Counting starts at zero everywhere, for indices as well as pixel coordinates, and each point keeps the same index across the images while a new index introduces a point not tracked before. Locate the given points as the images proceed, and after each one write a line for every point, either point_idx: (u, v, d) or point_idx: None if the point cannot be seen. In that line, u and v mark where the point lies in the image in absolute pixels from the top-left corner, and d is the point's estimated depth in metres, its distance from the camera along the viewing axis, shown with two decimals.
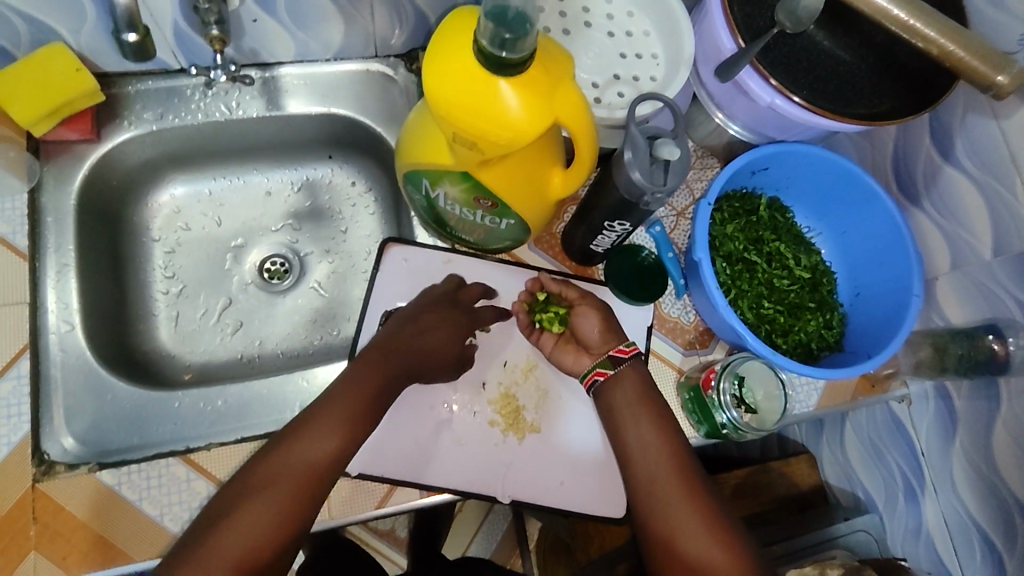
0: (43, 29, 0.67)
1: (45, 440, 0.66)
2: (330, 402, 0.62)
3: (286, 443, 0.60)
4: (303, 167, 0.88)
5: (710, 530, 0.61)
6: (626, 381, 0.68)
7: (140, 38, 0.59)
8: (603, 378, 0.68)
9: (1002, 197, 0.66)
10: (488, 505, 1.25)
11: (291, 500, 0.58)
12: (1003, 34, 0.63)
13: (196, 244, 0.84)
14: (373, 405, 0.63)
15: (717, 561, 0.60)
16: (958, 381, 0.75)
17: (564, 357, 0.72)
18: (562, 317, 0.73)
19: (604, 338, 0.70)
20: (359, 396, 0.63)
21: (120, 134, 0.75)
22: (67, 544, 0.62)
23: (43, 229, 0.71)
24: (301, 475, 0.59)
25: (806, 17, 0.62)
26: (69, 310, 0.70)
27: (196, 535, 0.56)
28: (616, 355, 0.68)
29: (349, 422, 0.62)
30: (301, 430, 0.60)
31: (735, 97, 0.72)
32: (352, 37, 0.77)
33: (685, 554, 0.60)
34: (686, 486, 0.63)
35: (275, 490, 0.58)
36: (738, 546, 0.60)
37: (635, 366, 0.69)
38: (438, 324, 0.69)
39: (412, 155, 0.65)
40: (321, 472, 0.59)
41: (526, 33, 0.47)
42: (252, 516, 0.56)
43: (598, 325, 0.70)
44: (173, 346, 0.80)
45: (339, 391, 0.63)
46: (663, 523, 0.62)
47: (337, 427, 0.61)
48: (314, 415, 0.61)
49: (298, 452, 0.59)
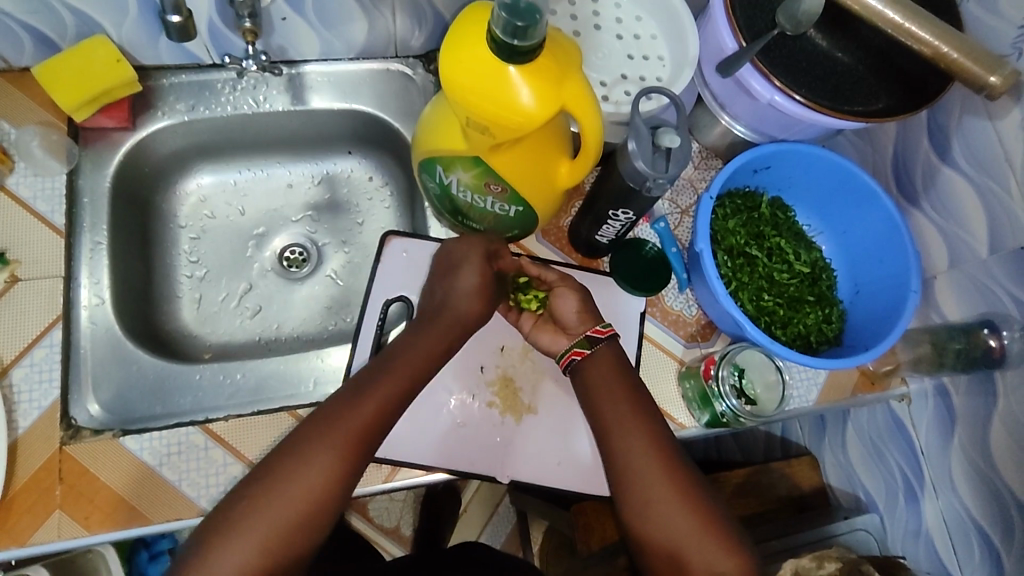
0: (89, 21, 0.71)
1: (73, 406, 0.69)
2: (380, 372, 0.65)
3: (342, 402, 0.63)
4: (323, 161, 0.92)
5: (683, 504, 0.63)
6: (601, 361, 0.71)
7: (181, 20, 0.69)
8: (580, 358, 0.71)
9: (997, 196, 0.68)
10: (494, 503, 1.29)
11: (333, 473, 0.60)
12: (996, 38, 0.66)
13: (220, 233, 0.88)
14: (411, 386, 0.66)
15: (686, 532, 0.62)
16: (956, 377, 0.76)
17: (541, 337, 0.75)
18: (541, 299, 0.74)
19: (582, 319, 0.72)
20: (410, 374, 0.66)
21: (154, 123, 0.80)
22: (89, 506, 0.65)
23: (80, 209, 0.75)
24: (349, 438, 0.61)
25: (805, 20, 0.66)
26: (100, 285, 0.74)
27: (243, 495, 0.58)
28: (593, 335, 0.71)
29: (396, 393, 0.65)
30: (344, 402, 0.63)
31: (736, 96, 0.75)
32: (375, 37, 0.81)
33: (655, 526, 0.63)
34: (659, 462, 0.65)
35: (320, 459, 0.60)
36: (709, 518, 0.62)
37: (611, 347, 0.71)
38: (473, 281, 0.71)
39: (428, 143, 0.68)
40: (370, 440, 0.62)
41: (537, 22, 0.50)
42: (304, 476, 0.59)
43: (577, 307, 0.73)
44: (194, 326, 0.84)
45: (381, 365, 0.66)
46: (639, 500, 0.64)
47: (386, 396, 0.64)
48: (371, 377, 0.65)
49: (350, 418, 0.62)
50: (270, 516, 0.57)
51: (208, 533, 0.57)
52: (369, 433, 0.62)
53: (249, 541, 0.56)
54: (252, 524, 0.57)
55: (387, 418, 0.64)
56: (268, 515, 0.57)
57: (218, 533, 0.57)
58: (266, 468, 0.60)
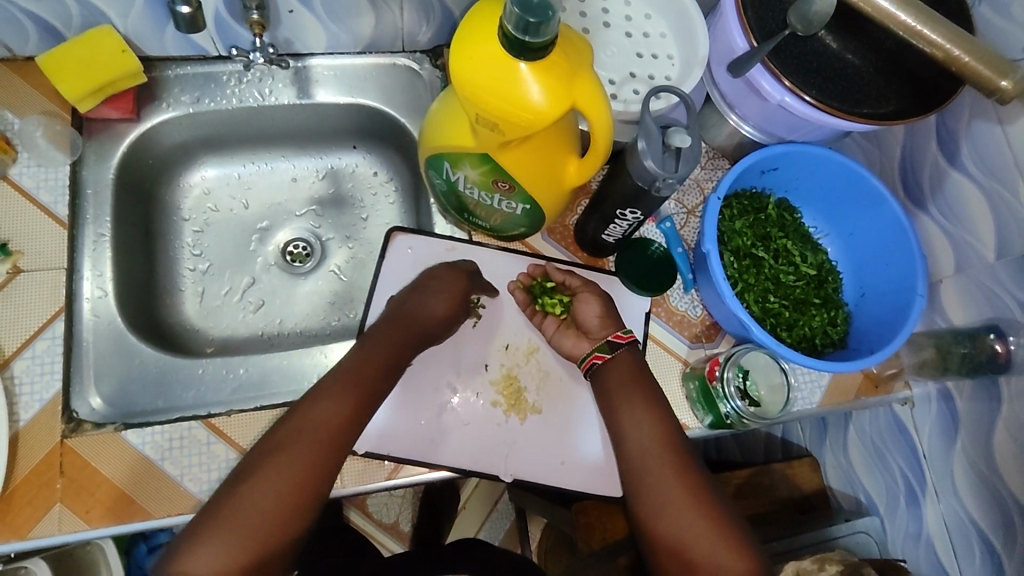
0: (95, 11, 0.71)
1: (74, 399, 0.69)
2: (334, 388, 0.64)
3: (300, 412, 0.63)
4: (328, 156, 0.91)
5: (694, 507, 0.63)
6: (621, 364, 0.71)
7: (191, 10, 0.68)
8: (600, 361, 0.71)
9: (1006, 201, 0.68)
10: (492, 499, 1.29)
11: (292, 486, 0.59)
12: (1008, 42, 0.66)
13: (223, 226, 0.88)
14: (369, 393, 0.65)
15: (698, 533, 0.62)
16: (960, 382, 0.76)
17: (564, 341, 0.75)
18: (565, 303, 0.76)
19: (602, 322, 0.73)
20: (357, 384, 0.65)
21: (158, 114, 0.79)
22: (91, 499, 0.64)
23: (83, 201, 0.74)
24: (302, 460, 0.60)
25: (817, 21, 0.65)
26: (103, 278, 0.73)
27: (201, 519, 0.58)
28: (613, 340, 0.71)
29: (350, 402, 0.64)
30: (301, 411, 0.63)
31: (746, 96, 0.75)
32: (382, 31, 0.80)
33: (668, 528, 0.63)
34: (673, 465, 0.65)
35: (276, 473, 0.59)
36: (721, 520, 0.62)
37: (631, 352, 0.72)
38: (445, 290, 0.72)
39: (435, 139, 0.68)
40: (323, 456, 0.61)
41: (549, 19, 0.50)
42: (263, 489, 0.59)
43: (599, 311, 0.73)
44: (197, 319, 0.84)
45: (338, 373, 0.66)
46: (649, 498, 0.64)
47: (343, 405, 0.64)
48: (327, 386, 0.65)
49: (307, 428, 0.62)
50: (226, 541, 0.57)
51: (177, 550, 0.57)
52: (329, 442, 0.62)
53: (208, 566, 0.56)
54: (212, 547, 0.56)
55: (342, 432, 0.63)
56: (232, 531, 0.57)
57: (187, 549, 0.57)
58: (223, 491, 0.60)
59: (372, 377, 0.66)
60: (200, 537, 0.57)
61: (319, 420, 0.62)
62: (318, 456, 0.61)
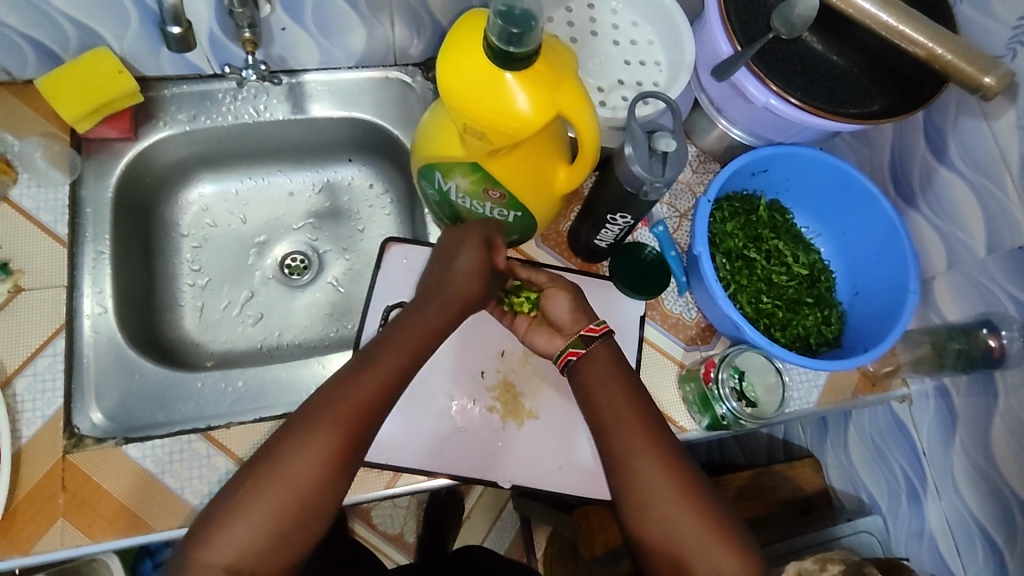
0: (91, 34, 0.72)
1: (76, 414, 0.70)
2: (361, 369, 0.64)
3: (345, 379, 0.63)
4: (324, 169, 0.93)
5: (687, 505, 0.63)
6: (599, 357, 0.70)
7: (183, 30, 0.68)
8: (576, 358, 0.70)
9: (994, 197, 0.68)
10: (497, 507, 1.29)
11: (331, 452, 0.60)
12: (989, 39, 0.67)
13: (221, 242, 0.89)
14: (413, 360, 0.66)
15: (692, 533, 0.62)
16: (957, 378, 0.76)
17: (536, 338, 0.74)
18: (534, 300, 0.75)
19: (575, 318, 0.72)
20: (400, 353, 0.65)
21: (155, 133, 0.81)
22: (93, 513, 0.65)
23: (82, 220, 0.76)
24: (341, 422, 0.61)
25: (800, 23, 0.66)
26: (102, 295, 0.74)
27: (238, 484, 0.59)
28: (587, 334, 0.70)
29: (388, 370, 0.64)
30: (346, 377, 0.63)
31: (732, 99, 0.76)
32: (373, 46, 0.82)
33: (660, 528, 0.63)
34: (662, 461, 0.65)
35: (317, 437, 0.60)
36: (715, 518, 0.63)
37: (606, 344, 0.71)
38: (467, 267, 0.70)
39: (426, 150, 0.69)
40: (361, 420, 0.62)
41: (532, 28, 0.51)
42: (303, 452, 0.59)
43: (569, 306, 0.72)
44: (196, 333, 0.85)
45: (385, 340, 0.66)
46: (637, 496, 0.64)
47: (382, 373, 0.64)
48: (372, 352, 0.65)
49: (348, 393, 0.62)
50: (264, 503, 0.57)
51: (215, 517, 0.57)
52: (370, 408, 0.62)
53: (245, 530, 0.57)
54: (246, 509, 0.57)
55: (382, 408, 0.63)
56: (271, 493, 0.58)
57: (222, 515, 0.57)
58: (263, 453, 0.60)
59: (416, 344, 0.67)
60: (225, 523, 0.57)
61: (362, 386, 0.63)
62: (358, 421, 0.61)
